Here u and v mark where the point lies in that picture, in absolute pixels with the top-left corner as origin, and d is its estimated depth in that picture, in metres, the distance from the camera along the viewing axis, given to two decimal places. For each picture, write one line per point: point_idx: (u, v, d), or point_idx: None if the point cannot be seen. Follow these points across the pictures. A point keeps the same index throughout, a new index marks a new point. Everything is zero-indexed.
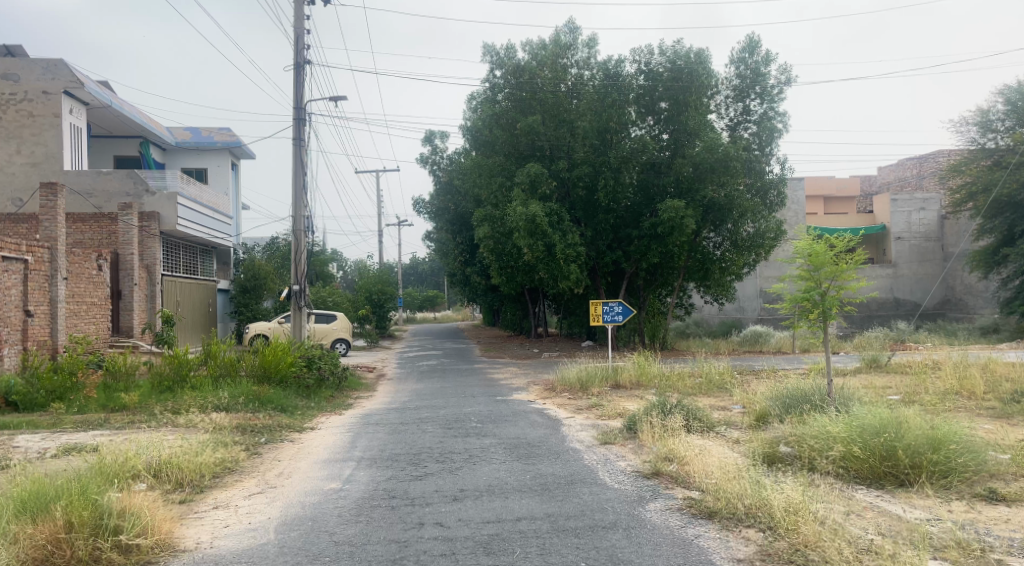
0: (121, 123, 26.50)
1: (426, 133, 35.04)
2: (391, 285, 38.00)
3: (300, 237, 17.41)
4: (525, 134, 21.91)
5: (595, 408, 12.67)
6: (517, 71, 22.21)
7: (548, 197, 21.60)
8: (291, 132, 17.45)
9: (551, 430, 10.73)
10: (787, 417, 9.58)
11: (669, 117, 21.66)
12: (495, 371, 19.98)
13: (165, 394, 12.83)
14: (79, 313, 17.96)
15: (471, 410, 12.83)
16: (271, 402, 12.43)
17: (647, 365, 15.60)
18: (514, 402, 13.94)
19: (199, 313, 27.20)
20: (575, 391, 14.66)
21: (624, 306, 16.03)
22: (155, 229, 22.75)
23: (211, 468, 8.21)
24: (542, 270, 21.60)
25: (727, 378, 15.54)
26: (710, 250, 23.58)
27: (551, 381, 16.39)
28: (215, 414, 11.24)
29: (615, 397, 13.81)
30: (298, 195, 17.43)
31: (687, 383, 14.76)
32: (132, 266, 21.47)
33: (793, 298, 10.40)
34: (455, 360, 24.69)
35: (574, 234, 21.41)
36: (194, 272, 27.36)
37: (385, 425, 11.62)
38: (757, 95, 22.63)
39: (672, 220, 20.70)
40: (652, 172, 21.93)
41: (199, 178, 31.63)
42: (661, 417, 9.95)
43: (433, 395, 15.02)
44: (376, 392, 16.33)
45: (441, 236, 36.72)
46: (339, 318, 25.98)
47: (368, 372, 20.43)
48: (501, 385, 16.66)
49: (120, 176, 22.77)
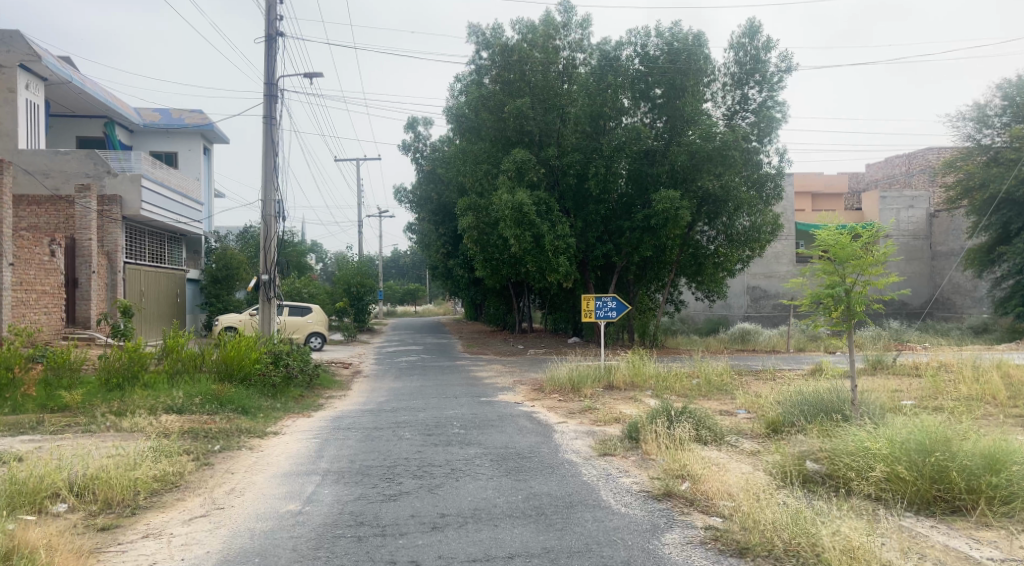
0: (83, 102, 24.97)
1: (408, 119, 33.79)
2: (370, 277, 36.67)
3: (271, 224, 16.12)
4: (513, 118, 20.73)
5: (588, 413, 11.58)
6: (505, 51, 20.95)
7: (536, 185, 20.50)
8: (261, 109, 16.15)
9: (542, 438, 9.62)
10: (809, 428, 8.53)
11: (665, 103, 20.65)
12: (478, 369, 18.82)
13: (113, 393, 11.53)
14: (27, 302, 16.59)
15: (453, 413, 11.69)
16: (231, 403, 11.20)
17: (641, 364, 14.58)
18: (500, 404, 12.80)
19: (166, 304, 25.83)
20: (566, 392, 13.57)
21: (618, 302, 14.96)
22: (117, 215, 21.52)
23: (148, 484, 7.00)
24: (529, 262, 20.51)
25: (727, 380, 14.52)
26: (703, 244, 22.69)
27: (537, 381, 15.27)
28: (165, 418, 10.01)
29: (610, 400, 12.72)
30: (269, 177, 16.14)
31: (686, 385, 13.71)
32: (89, 252, 20.10)
33: (814, 294, 9.41)
34: (436, 357, 23.52)
35: (563, 225, 20.38)
36: (161, 261, 25.94)
37: (357, 430, 10.45)
38: (756, 84, 21.64)
39: (666, 211, 19.69)
40: (645, 161, 20.89)
41: (168, 162, 30.18)
42: (667, 427, 8.86)
43: (412, 396, 13.84)
44: (350, 391, 15.13)
45: (422, 227, 35.49)
46: (315, 310, 24.70)
47: (344, 369, 19.17)
48: (484, 385, 15.53)
49: (78, 157, 21.29)
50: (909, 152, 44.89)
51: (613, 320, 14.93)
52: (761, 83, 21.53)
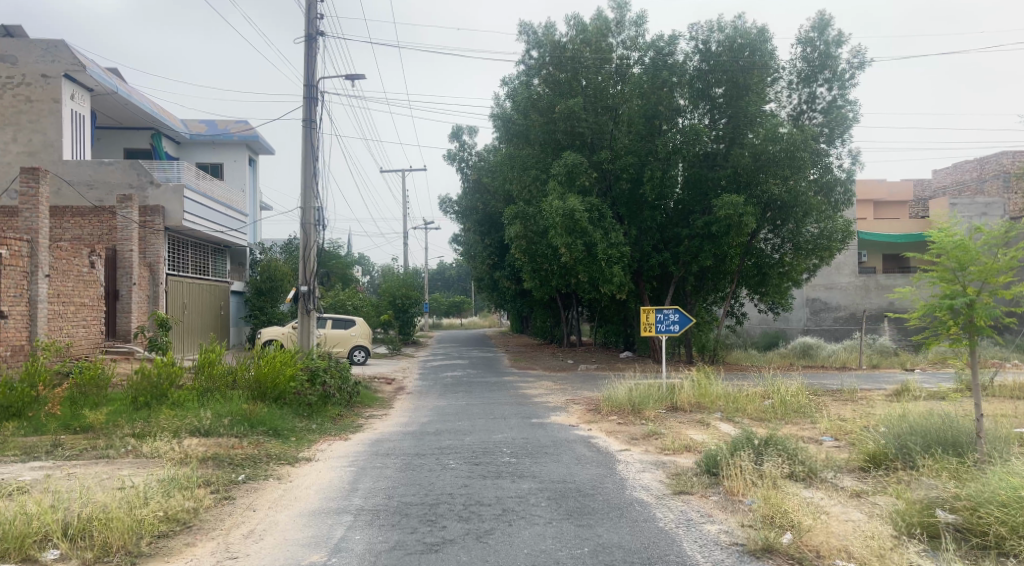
0: (130, 113, 24.72)
1: (454, 128, 33.03)
2: (415, 289, 35.96)
3: (310, 233, 15.32)
4: (564, 119, 19.69)
5: (653, 439, 10.42)
6: (557, 50, 19.95)
7: (588, 190, 19.41)
8: (301, 111, 15.43)
9: (605, 470, 8.48)
10: (924, 466, 7.23)
11: (726, 103, 19.43)
12: (527, 385, 17.72)
13: (140, 412, 10.72)
14: (66, 315, 16.12)
15: (502, 437, 10.62)
16: (263, 424, 10.38)
17: (707, 383, 13.39)
18: (553, 427, 11.69)
19: (209, 317, 25.43)
20: (626, 414, 12.39)
21: (681, 315, 13.72)
22: (159, 226, 21.04)
23: (156, 526, 6.05)
24: (581, 272, 19.43)
25: (804, 402, 13.16)
26: (767, 254, 21.34)
27: (593, 400, 14.11)
28: (189, 441, 9.19)
29: (676, 425, 11.52)
30: (308, 183, 15.36)
31: (758, 408, 12.42)
32: (131, 264, 19.63)
33: (926, 306, 7.70)
34: (482, 372, 22.44)
35: (617, 232, 19.21)
36: (205, 273, 25.58)
37: (397, 456, 9.44)
38: (826, 82, 20.23)
39: (729, 217, 18.37)
40: (705, 164, 19.68)
41: (214, 174, 29.91)
42: (753, 461, 7.63)
43: (457, 416, 12.81)
44: (391, 410, 14.18)
45: (467, 239, 34.63)
46: (358, 323, 23.96)
47: (386, 385, 18.26)
48: (535, 404, 14.42)
49: (122, 167, 20.82)
50: (980, 157, 42.52)
51: (676, 334, 13.71)
52: (831, 81, 20.11)
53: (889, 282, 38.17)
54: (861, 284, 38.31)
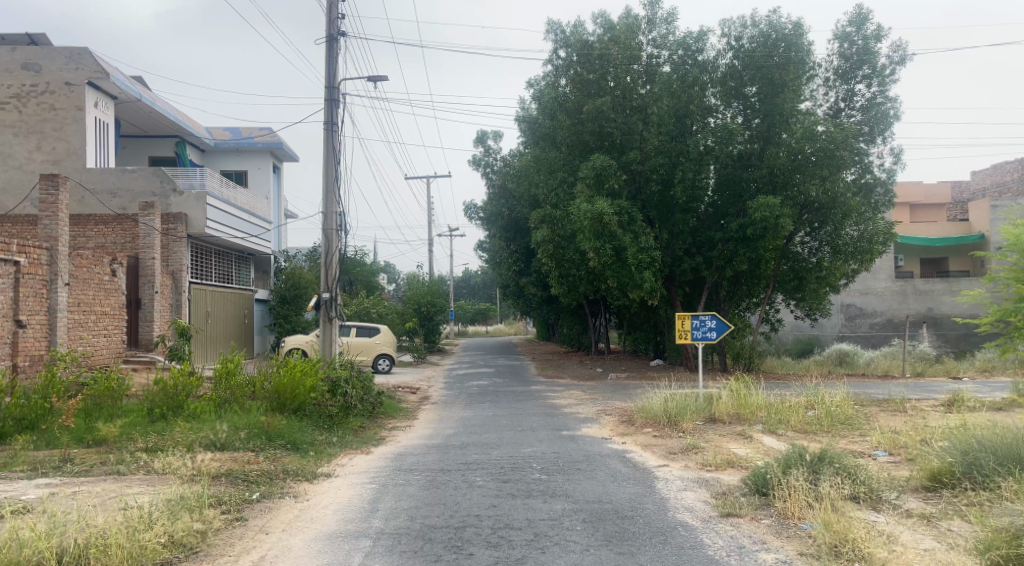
0: (154, 121, 24.62)
1: (479, 133, 32.62)
2: (440, 296, 35.55)
3: (332, 238, 14.92)
4: (592, 120, 19.13)
5: (693, 454, 9.80)
6: (584, 49, 19.39)
7: (617, 193, 18.82)
8: (322, 114, 15.07)
9: (643, 489, 7.88)
10: (1000, 487, 6.55)
11: (760, 101, 18.76)
12: (555, 395, 17.13)
13: (155, 425, 10.33)
14: (86, 324, 15.85)
15: (532, 451, 10.06)
16: (282, 437, 9.94)
17: (746, 393, 12.74)
18: (585, 440, 11.11)
19: (233, 325, 25.22)
20: (662, 426, 11.77)
21: (718, 322, 13.07)
22: (182, 233, 20.91)
23: (159, 554, 5.57)
24: (610, 277, 18.86)
25: (851, 413, 12.43)
26: (803, 257, 20.60)
27: (626, 411, 13.50)
28: (203, 455, 8.76)
29: (717, 439, 10.86)
30: (329, 187, 14.96)
31: (803, 420, 11.73)
32: (153, 271, 19.40)
33: None
34: (509, 380, 21.87)
35: (648, 235, 18.58)
36: (229, 281, 25.37)
37: (422, 472, 8.92)
38: (864, 78, 19.47)
39: (765, 220, 17.67)
40: (739, 165, 19.01)
41: (239, 181, 29.77)
42: (808, 480, 6.99)
43: (484, 428, 12.27)
44: (416, 421, 13.68)
45: (493, 245, 34.16)
46: (383, 331, 23.55)
47: (411, 394, 17.77)
48: (565, 414, 13.84)
49: (146, 174, 20.62)
50: None
51: (713, 341, 13.04)
52: (870, 78, 19.35)
53: (928, 287, 36.98)
54: (898, 289, 37.17)
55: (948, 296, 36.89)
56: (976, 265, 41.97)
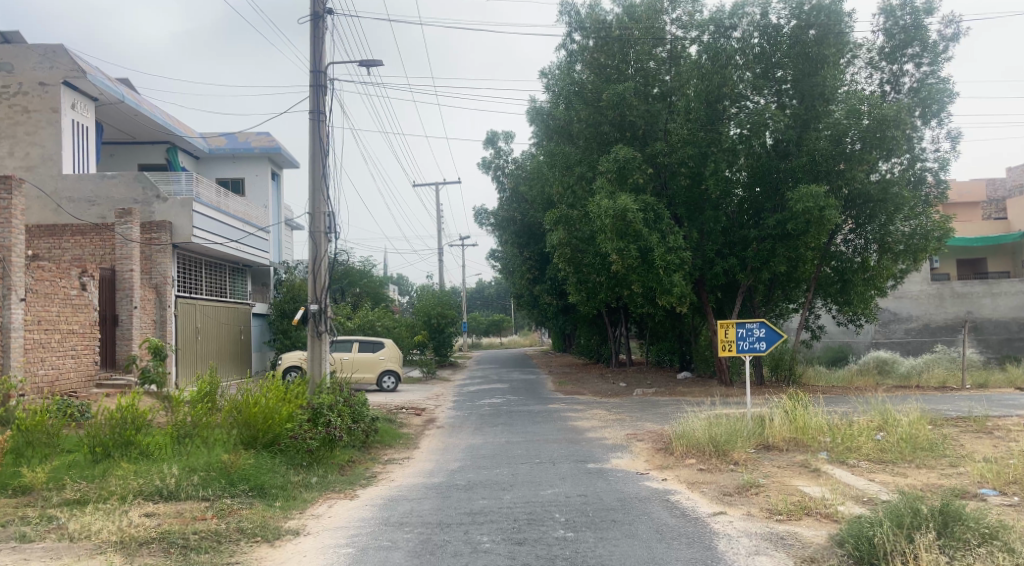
0: (141, 125, 22.95)
1: (488, 134, 30.89)
2: (451, 308, 33.89)
3: (320, 242, 13.16)
4: (611, 108, 17.31)
5: (755, 496, 7.89)
6: (602, 30, 17.53)
7: (642, 189, 16.99)
8: (307, 103, 13.35)
9: (703, 555, 5.94)
10: None
11: (797, 84, 16.87)
12: (576, 415, 15.24)
13: (94, 468, 8.50)
14: (48, 344, 14.15)
15: (552, 495, 8.16)
16: (246, 481, 8.11)
17: (803, 413, 10.79)
18: (617, 476, 9.21)
19: (227, 342, 23.51)
20: (708, 457, 9.83)
21: (768, 330, 11.16)
22: (166, 243, 19.23)
23: None
24: (634, 282, 17.02)
25: (930, 436, 10.45)
26: (847, 257, 18.69)
27: (661, 437, 11.57)
28: (134, 512, 6.94)
29: (779, 474, 8.91)
30: (316, 183, 13.19)
31: (875, 449, 9.79)
32: (131, 285, 17.70)
33: None
34: (524, 398, 19.97)
35: (676, 234, 16.70)
36: (223, 294, 23.70)
37: (414, 529, 7.02)
38: (912, 58, 17.56)
39: (808, 212, 15.72)
40: (775, 155, 17.11)
41: (236, 190, 28.13)
42: (938, 552, 5.06)
43: (496, 461, 10.36)
44: (416, 451, 11.81)
45: (504, 253, 32.38)
46: (387, 346, 21.76)
47: (415, 417, 15.92)
48: (589, 441, 11.95)
49: (126, 180, 18.96)
50: None
51: (762, 353, 11.16)
52: (919, 56, 17.44)
53: (966, 289, 34.75)
54: (935, 292, 34.92)
55: (988, 299, 34.59)
56: (1015, 265, 39.80)
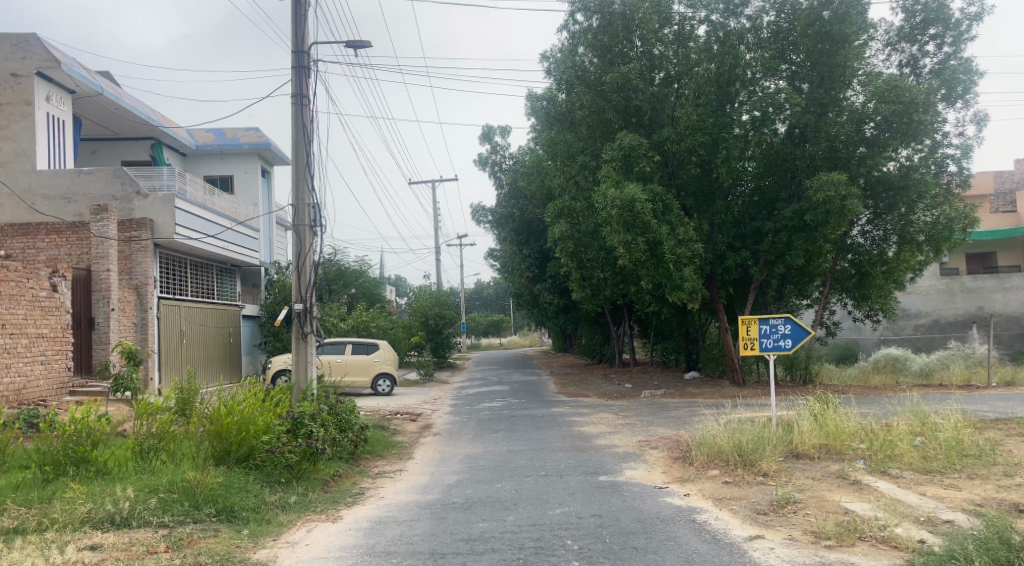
0: (122, 119, 21.88)
1: (485, 129, 29.87)
2: (449, 307, 32.89)
3: (304, 237, 12.16)
4: (616, 91, 16.37)
5: (795, 515, 6.89)
6: (606, 10, 16.58)
7: (649, 178, 16.06)
8: (289, 86, 12.37)
9: None
10: None
11: (814, 65, 15.94)
12: (582, 420, 14.23)
13: (42, 489, 7.43)
14: (13, 350, 13.15)
15: (563, 515, 7.17)
16: (213, 504, 7.14)
17: (833, 416, 9.82)
18: (634, 492, 8.21)
19: (215, 346, 22.51)
20: (733, 468, 8.84)
21: (794, 327, 10.21)
22: (147, 241, 18.19)
23: None
24: (643, 277, 16.08)
25: (975, 442, 9.46)
26: (865, 249, 17.71)
27: (679, 444, 10.57)
28: (73, 546, 5.95)
29: (817, 487, 7.93)
30: (300, 173, 12.20)
31: (918, 458, 8.80)
32: (107, 286, 16.70)
33: None
34: (525, 401, 18.98)
35: (687, 226, 15.74)
36: (209, 295, 22.68)
37: (402, 561, 6.01)
38: (933, 38, 16.59)
39: (828, 201, 14.78)
40: (790, 142, 16.19)
41: (224, 187, 27.08)
42: None
43: (497, 474, 9.36)
44: (410, 462, 10.82)
45: (503, 251, 31.40)
46: (382, 347, 20.77)
47: (409, 424, 14.91)
48: (598, 449, 10.95)
49: (104, 175, 17.89)
50: None
51: (788, 351, 10.20)
52: (941, 36, 16.45)
53: (976, 284, 33.69)
54: (944, 287, 33.94)
55: (999, 293, 33.52)
56: None
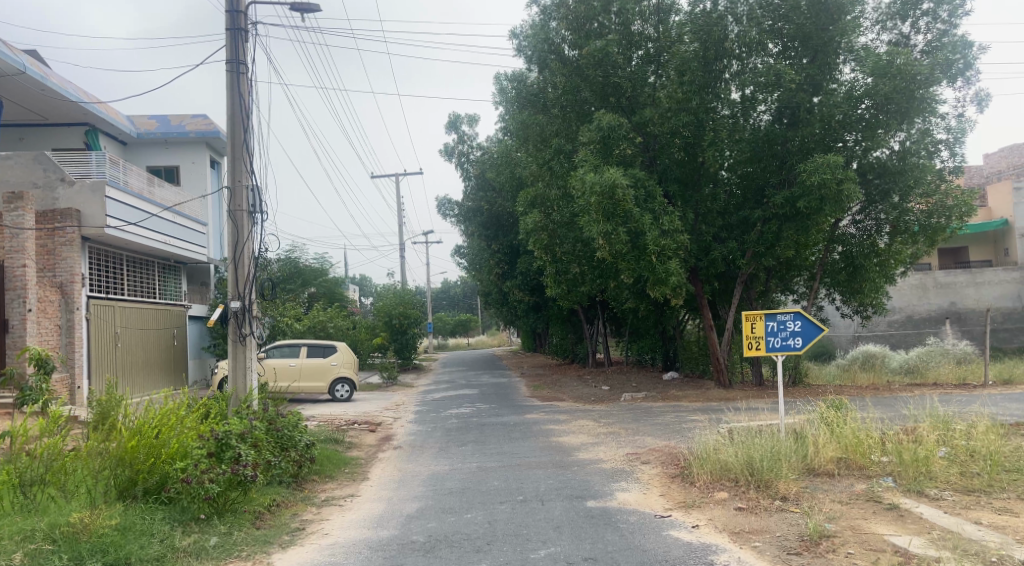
0: (51, 101, 19.95)
1: (450, 117, 28.34)
2: (414, 306, 31.21)
3: (242, 224, 10.55)
4: (594, 67, 15.12)
5: (833, 557, 5.54)
6: None
7: (630, 162, 14.79)
8: (225, 51, 10.75)
9: None
10: None
11: (805, 41, 14.66)
12: (560, 429, 12.82)
13: None
14: None
15: (548, 560, 5.74)
16: (100, 555, 5.60)
17: (852, 426, 8.53)
18: (629, 524, 6.79)
19: (157, 350, 20.68)
20: (745, 490, 7.50)
21: (805, 324, 8.92)
22: (73, 234, 16.32)
23: None
24: (624, 270, 14.78)
25: (1015, 455, 8.21)
26: (855, 240, 16.64)
27: (675, 459, 9.18)
28: None
29: (850, 514, 6.59)
30: (236, 150, 10.58)
31: (958, 477, 7.53)
32: (23, 284, 14.95)
33: None
34: (496, 406, 17.52)
35: (672, 214, 14.43)
36: (150, 295, 20.79)
37: None
38: (925, 14, 15.18)
39: (823, 186, 13.57)
40: (780, 125, 15.03)
41: (169, 178, 25.14)
42: None
43: (466, 501, 7.89)
44: (364, 485, 9.29)
45: (471, 246, 29.95)
46: (341, 349, 19.14)
47: (368, 435, 13.34)
48: (582, 465, 9.54)
49: (23, 162, 15.91)
50: None
51: (797, 352, 8.92)
52: (934, 12, 15.09)
53: (950, 279, 33.06)
54: (918, 283, 33.27)
55: (971, 288, 32.97)
56: (997, 253, 38.27)
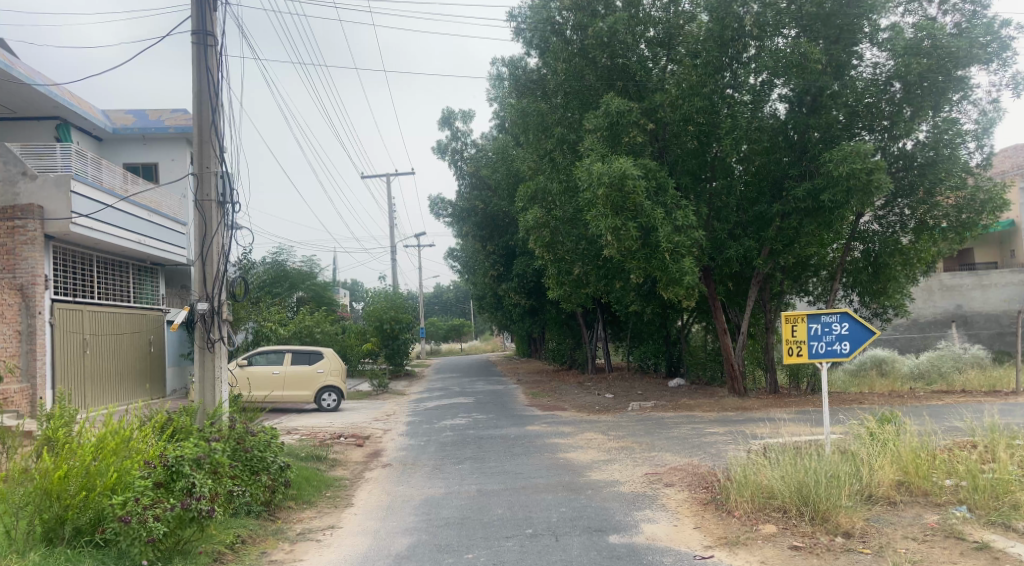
0: (18, 93, 18.68)
1: (444, 113, 27.15)
2: (406, 310, 29.94)
3: (211, 215, 9.32)
4: (599, 50, 14.06)
5: None
6: None
7: (639, 152, 13.66)
8: (192, 20, 9.52)
9: None
10: None
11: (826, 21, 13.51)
12: (566, 443, 11.61)
13: None
14: None
15: None
16: None
17: (913, 444, 7.35)
18: None
19: (131, 357, 19.39)
20: (798, 524, 6.32)
21: (854, 326, 7.80)
22: (35, 232, 14.96)
23: None
24: (632, 270, 13.61)
25: None
26: (878, 237, 15.54)
27: (705, 482, 7.99)
28: None
29: (934, 558, 5.44)
30: (204, 133, 9.39)
31: None
32: None
33: None
34: (494, 417, 16.30)
35: (686, 208, 13.30)
36: (124, 299, 19.50)
37: None
38: None
39: (851, 178, 12.47)
40: (800, 112, 13.94)
41: (147, 176, 23.86)
42: None
43: (466, 536, 6.69)
44: (347, 512, 8.07)
45: (465, 248, 28.77)
46: (327, 356, 17.91)
47: (355, 451, 12.09)
48: (596, 488, 8.34)
49: None
50: None
51: (844, 358, 7.79)
52: None
53: (956, 281, 31.94)
54: (924, 285, 32.18)
55: (978, 291, 31.86)
56: (1002, 255, 37.22)
